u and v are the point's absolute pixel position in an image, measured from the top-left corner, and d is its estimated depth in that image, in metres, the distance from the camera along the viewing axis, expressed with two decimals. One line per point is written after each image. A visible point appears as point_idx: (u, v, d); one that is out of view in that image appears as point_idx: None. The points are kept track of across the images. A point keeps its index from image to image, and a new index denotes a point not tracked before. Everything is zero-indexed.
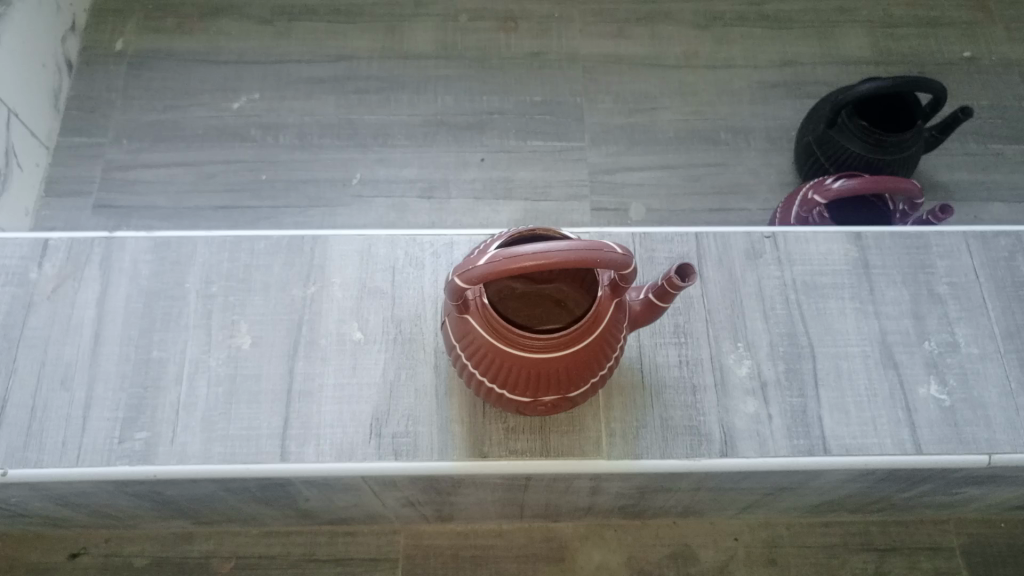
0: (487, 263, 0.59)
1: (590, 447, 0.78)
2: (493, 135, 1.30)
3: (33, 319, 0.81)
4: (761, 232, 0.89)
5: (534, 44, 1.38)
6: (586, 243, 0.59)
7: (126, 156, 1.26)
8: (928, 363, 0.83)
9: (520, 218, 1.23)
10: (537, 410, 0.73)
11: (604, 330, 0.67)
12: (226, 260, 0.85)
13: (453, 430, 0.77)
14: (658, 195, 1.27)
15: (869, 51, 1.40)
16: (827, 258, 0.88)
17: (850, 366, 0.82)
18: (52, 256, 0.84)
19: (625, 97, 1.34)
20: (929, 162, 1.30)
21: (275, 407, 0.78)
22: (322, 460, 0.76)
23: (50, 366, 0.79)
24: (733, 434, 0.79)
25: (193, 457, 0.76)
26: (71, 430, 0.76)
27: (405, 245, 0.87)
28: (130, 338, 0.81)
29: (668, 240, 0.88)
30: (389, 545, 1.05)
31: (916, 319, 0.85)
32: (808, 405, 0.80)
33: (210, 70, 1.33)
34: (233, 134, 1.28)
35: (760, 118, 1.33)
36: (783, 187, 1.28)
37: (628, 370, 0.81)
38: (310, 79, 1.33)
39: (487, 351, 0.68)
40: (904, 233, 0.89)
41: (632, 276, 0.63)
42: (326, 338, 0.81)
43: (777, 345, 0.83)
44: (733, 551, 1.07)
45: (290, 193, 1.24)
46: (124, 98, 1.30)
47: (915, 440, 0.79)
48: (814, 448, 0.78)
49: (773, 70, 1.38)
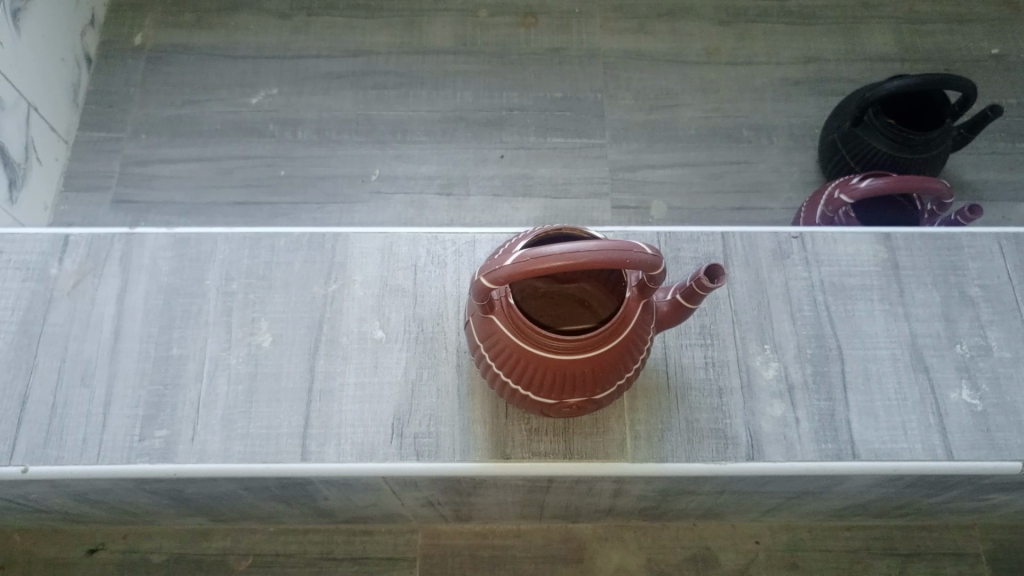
0: (514, 264, 0.58)
1: (615, 450, 0.76)
2: (513, 132, 1.29)
3: (53, 315, 0.81)
4: (788, 232, 0.87)
5: (554, 40, 1.37)
6: (615, 244, 0.58)
7: (144, 151, 1.25)
8: (959, 367, 0.81)
9: (539, 216, 1.22)
10: (562, 412, 0.72)
11: (631, 332, 0.66)
12: (246, 257, 0.84)
13: (474, 431, 0.76)
14: (679, 193, 1.25)
15: (894, 48, 1.38)
16: (855, 259, 0.86)
17: (880, 369, 0.81)
18: (73, 252, 0.84)
19: (646, 93, 1.33)
20: (956, 161, 1.27)
21: (296, 406, 0.77)
22: (343, 460, 0.75)
23: (71, 362, 0.79)
24: (760, 438, 0.77)
25: (213, 456, 0.75)
26: (91, 426, 0.76)
27: (426, 243, 0.86)
28: (150, 335, 0.80)
29: (694, 239, 0.87)
30: (407, 545, 1.05)
31: (948, 321, 0.83)
32: (836, 408, 0.79)
33: (228, 65, 1.32)
34: (251, 129, 1.27)
35: (784, 116, 1.31)
36: (805, 186, 1.26)
37: (654, 371, 0.80)
38: (328, 74, 1.32)
39: (513, 352, 0.67)
40: (935, 234, 0.88)
41: (661, 277, 0.62)
42: (347, 337, 0.81)
43: (804, 347, 0.82)
44: (754, 555, 1.06)
45: (308, 189, 1.23)
46: (142, 92, 1.30)
47: (946, 446, 0.77)
48: (842, 452, 0.77)
49: (797, 67, 1.36)
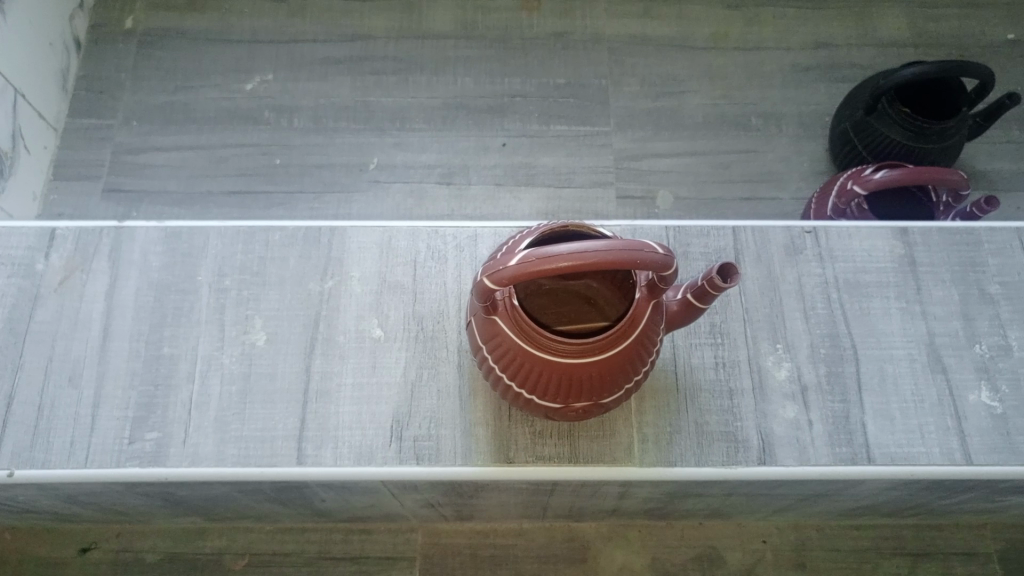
0: (518, 264, 0.55)
1: (621, 453, 0.74)
2: (515, 119, 1.25)
3: (40, 313, 0.78)
4: (801, 226, 0.84)
5: (557, 24, 1.32)
6: (625, 243, 0.55)
7: (136, 139, 1.22)
8: (978, 368, 0.78)
9: (542, 207, 1.19)
10: (567, 416, 0.69)
11: (641, 334, 0.63)
12: (240, 252, 0.81)
13: (476, 434, 0.74)
14: (686, 183, 1.22)
15: (907, 33, 1.34)
16: (870, 255, 0.83)
17: (896, 369, 0.78)
18: (60, 246, 0.81)
19: (652, 80, 1.29)
20: (971, 150, 1.24)
21: (292, 408, 0.74)
22: (341, 464, 0.72)
23: (59, 361, 0.76)
24: (772, 441, 0.75)
25: (207, 459, 0.72)
26: (80, 429, 0.73)
27: (426, 237, 0.83)
28: (140, 333, 0.77)
29: (704, 234, 0.84)
30: (406, 544, 1.03)
31: (966, 320, 0.80)
32: (850, 410, 0.76)
33: (222, 50, 1.28)
34: (246, 116, 1.24)
35: (793, 103, 1.28)
36: (815, 176, 1.23)
37: (663, 371, 0.77)
38: (325, 59, 1.28)
39: (517, 355, 0.64)
40: (953, 228, 0.84)
41: (672, 278, 0.59)
42: (344, 335, 0.78)
43: (818, 347, 0.79)
44: (761, 554, 1.04)
45: (305, 178, 1.20)
46: (134, 78, 1.26)
47: (964, 450, 0.74)
48: (857, 456, 0.74)
49: (807, 52, 1.32)
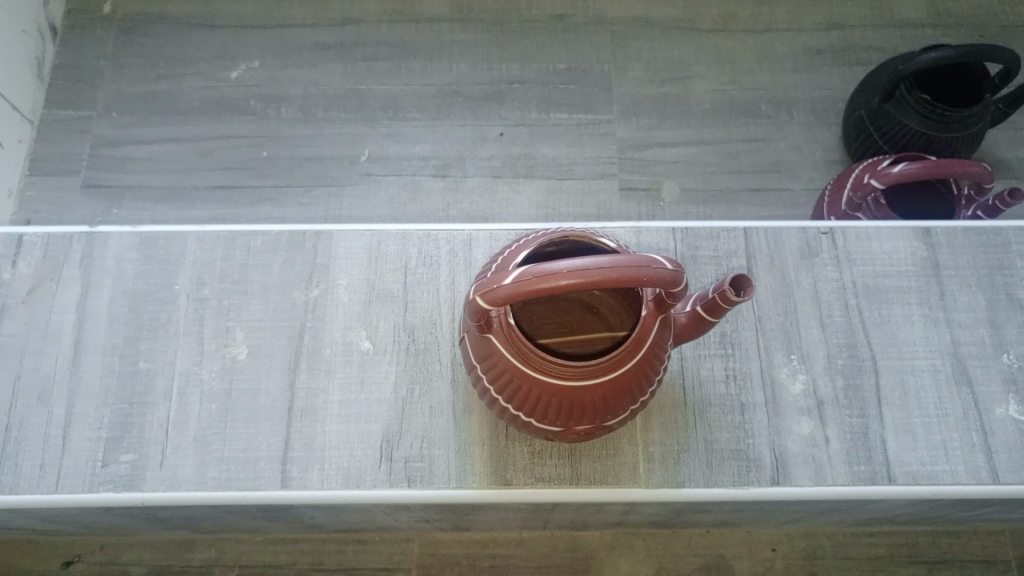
0: (513, 283, 0.50)
1: (626, 474, 0.69)
2: (513, 107, 1.19)
3: (7, 326, 0.74)
4: (818, 227, 0.79)
5: (558, 5, 1.26)
6: (631, 258, 0.50)
7: (117, 131, 1.16)
8: (1006, 379, 0.73)
9: (541, 200, 1.14)
10: (568, 438, 0.64)
11: (648, 352, 0.59)
12: (220, 258, 0.76)
13: (471, 453, 0.69)
14: (692, 173, 1.16)
15: (925, 13, 1.27)
16: (891, 257, 0.78)
17: (918, 381, 0.73)
18: (28, 254, 0.76)
19: (657, 64, 1.23)
20: (991, 137, 1.18)
21: (276, 427, 0.70)
22: (328, 486, 0.68)
23: (27, 378, 0.72)
24: (787, 460, 0.70)
25: (186, 483, 0.68)
26: (50, 451, 0.69)
27: (418, 241, 0.77)
28: (114, 347, 0.73)
29: (714, 236, 0.78)
30: (402, 554, 0.99)
31: (994, 328, 0.75)
32: (869, 425, 0.72)
33: (206, 35, 1.22)
34: (231, 106, 1.18)
35: (805, 88, 1.22)
36: (828, 165, 1.17)
37: (670, 385, 0.73)
38: (313, 45, 1.22)
39: (515, 376, 0.59)
40: (980, 229, 0.79)
41: (681, 294, 0.54)
42: (332, 348, 0.73)
43: (835, 358, 0.74)
44: (771, 563, 1.00)
45: (294, 171, 1.15)
46: (114, 66, 1.20)
47: (991, 468, 0.70)
48: (877, 476, 0.70)
49: (819, 34, 1.25)
